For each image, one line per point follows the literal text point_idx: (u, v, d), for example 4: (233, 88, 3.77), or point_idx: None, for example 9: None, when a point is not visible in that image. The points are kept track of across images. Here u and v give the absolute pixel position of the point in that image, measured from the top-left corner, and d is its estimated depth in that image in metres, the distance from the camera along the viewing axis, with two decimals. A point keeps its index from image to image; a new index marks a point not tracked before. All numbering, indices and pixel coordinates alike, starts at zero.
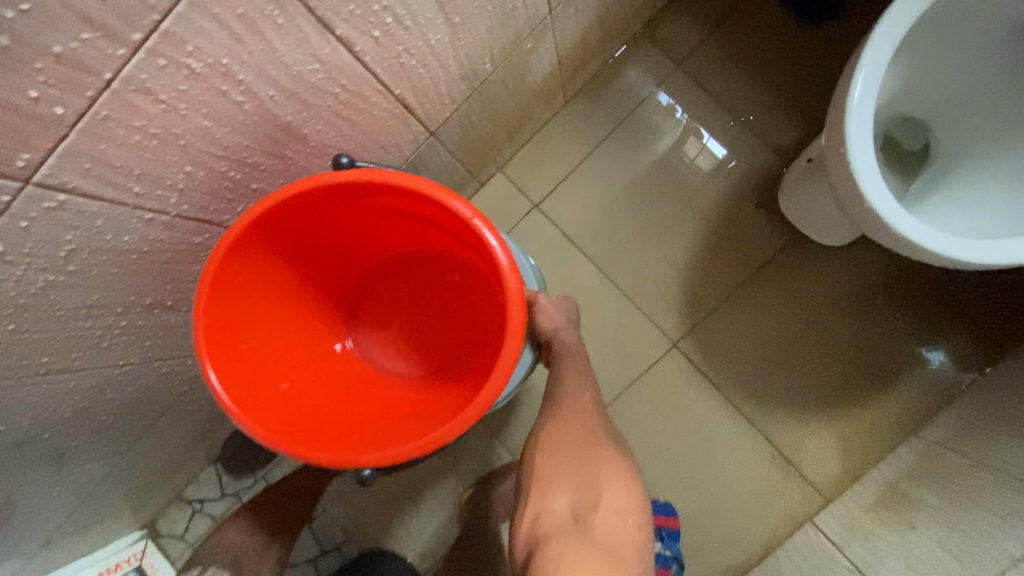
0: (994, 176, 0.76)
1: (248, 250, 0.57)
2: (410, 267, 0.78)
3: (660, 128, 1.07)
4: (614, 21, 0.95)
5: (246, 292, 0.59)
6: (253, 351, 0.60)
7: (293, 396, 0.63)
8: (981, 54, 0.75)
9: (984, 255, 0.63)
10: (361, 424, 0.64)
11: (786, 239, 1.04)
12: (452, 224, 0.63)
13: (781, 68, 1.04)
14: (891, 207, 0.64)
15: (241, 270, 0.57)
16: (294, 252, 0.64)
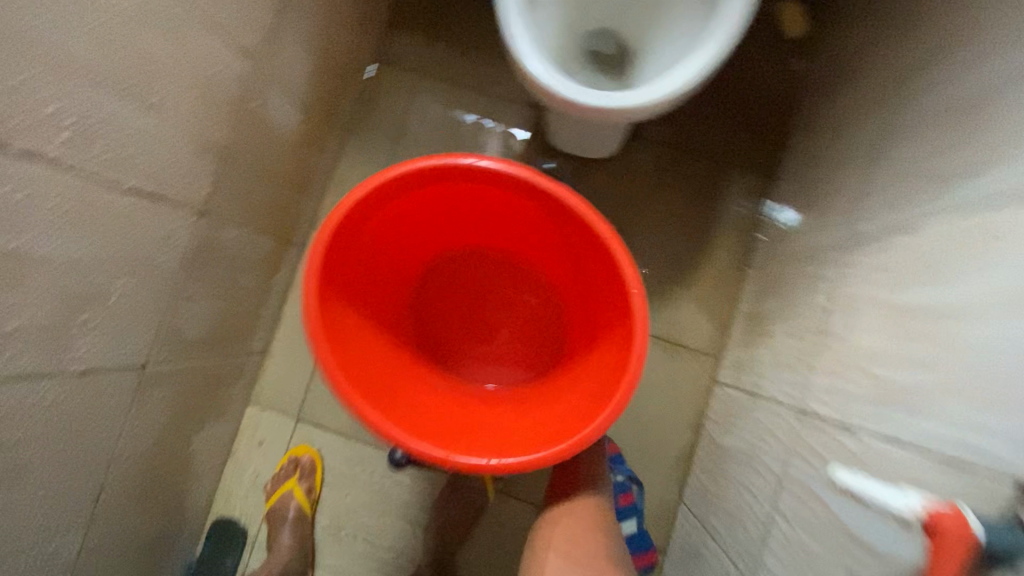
0: (665, 49, 0.91)
1: (341, 250, 0.74)
2: (544, 286, 0.93)
3: (433, 127, 1.15)
4: (341, 56, 1.04)
5: (339, 316, 0.76)
6: (353, 354, 0.76)
7: (369, 373, 0.78)
8: None
9: (670, 89, 0.75)
10: (431, 425, 0.78)
11: (576, 166, 1.15)
12: (579, 245, 0.79)
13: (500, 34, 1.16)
14: (566, 87, 0.76)
15: (347, 264, 0.76)
16: (355, 282, 0.80)
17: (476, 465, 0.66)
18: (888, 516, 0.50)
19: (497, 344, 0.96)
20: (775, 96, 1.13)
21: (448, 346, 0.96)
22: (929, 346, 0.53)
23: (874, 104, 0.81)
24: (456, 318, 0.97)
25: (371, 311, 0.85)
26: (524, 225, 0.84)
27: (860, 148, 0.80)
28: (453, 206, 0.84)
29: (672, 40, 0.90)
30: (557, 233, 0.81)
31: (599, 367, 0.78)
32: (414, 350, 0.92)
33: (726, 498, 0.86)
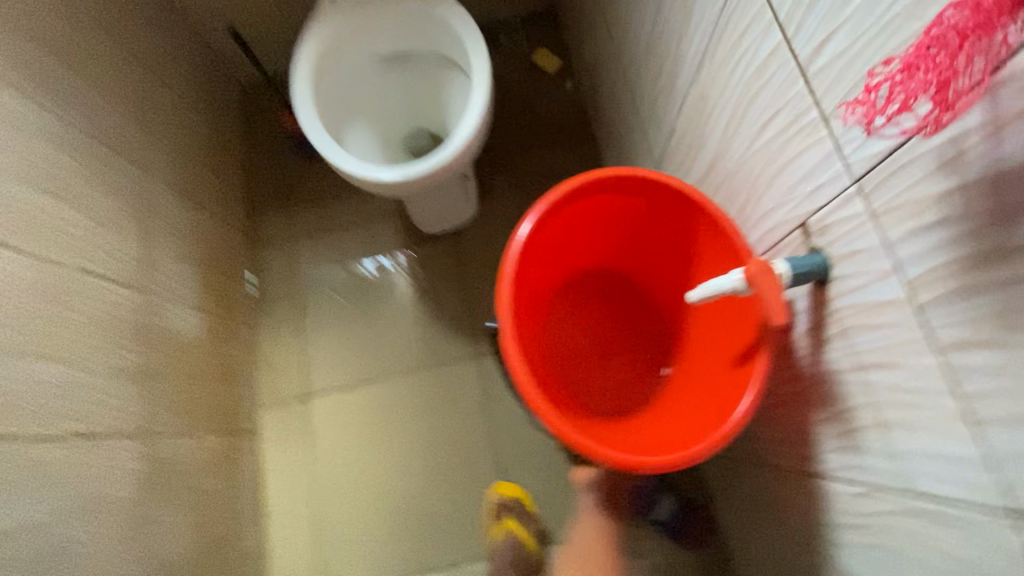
0: (456, 118, 1.07)
1: (555, 212, 0.62)
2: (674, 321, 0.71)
3: (326, 276, 1.28)
4: (217, 258, 1.16)
5: (552, 236, 0.66)
6: (526, 319, 0.65)
7: (532, 347, 0.65)
8: (387, 83, 1.08)
9: (464, 138, 0.93)
10: (573, 416, 0.63)
11: (452, 238, 1.27)
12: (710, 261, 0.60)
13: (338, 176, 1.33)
14: (390, 175, 0.93)
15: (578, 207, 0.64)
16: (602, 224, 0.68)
17: (558, 434, 0.54)
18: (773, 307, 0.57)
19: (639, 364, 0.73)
20: (563, 103, 1.32)
21: (620, 350, 0.74)
22: (721, 194, 0.67)
23: (618, 78, 1.02)
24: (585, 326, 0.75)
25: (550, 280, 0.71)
26: (676, 243, 0.65)
27: (628, 109, 1.00)
28: (643, 218, 0.66)
29: (457, 109, 1.06)
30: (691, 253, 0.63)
31: (722, 392, 0.57)
32: (563, 345, 0.73)
33: None
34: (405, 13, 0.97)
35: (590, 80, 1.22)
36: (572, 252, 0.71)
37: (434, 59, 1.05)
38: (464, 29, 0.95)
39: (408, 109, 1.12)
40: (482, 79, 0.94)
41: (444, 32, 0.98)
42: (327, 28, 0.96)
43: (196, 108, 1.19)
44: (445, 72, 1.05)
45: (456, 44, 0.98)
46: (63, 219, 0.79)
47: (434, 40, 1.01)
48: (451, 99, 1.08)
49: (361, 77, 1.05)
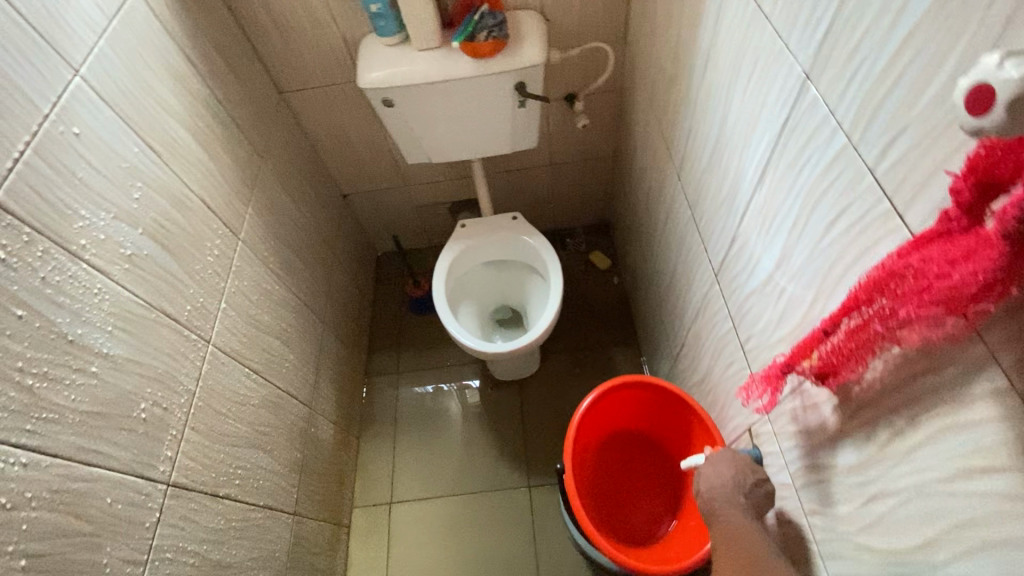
0: (535, 306, 1.52)
1: (606, 393, 0.97)
2: (677, 483, 0.99)
3: (406, 398, 1.67)
4: (347, 383, 1.58)
5: (602, 407, 0.99)
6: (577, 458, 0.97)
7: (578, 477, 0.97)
8: (491, 276, 1.56)
9: (544, 327, 1.35)
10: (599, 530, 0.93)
11: (517, 387, 1.65)
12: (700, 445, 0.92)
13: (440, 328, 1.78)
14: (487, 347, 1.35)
15: (622, 391, 0.98)
16: (636, 405, 1.01)
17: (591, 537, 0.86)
18: (768, 453, 0.78)
19: (649, 508, 1.00)
20: (612, 294, 1.77)
21: (636, 495, 1.02)
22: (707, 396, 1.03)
23: (652, 290, 1.45)
24: (614, 471, 1.04)
25: (596, 434, 1.03)
26: (683, 429, 0.97)
27: (657, 314, 1.41)
28: (663, 407, 0.98)
29: (537, 301, 1.51)
30: (691, 438, 0.95)
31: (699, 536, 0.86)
32: (597, 481, 1.03)
33: None
34: (513, 239, 1.47)
35: (632, 283, 1.67)
36: (615, 418, 1.03)
37: (524, 266, 1.53)
38: (551, 255, 1.43)
39: (502, 293, 1.59)
40: (558, 291, 1.38)
41: (536, 253, 1.46)
42: (460, 244, 1.46)
43: (353, 277, 1.70)
44: (532, 275, 1.53)
45: (542, 261, 1.46)
46: (285, 358, 1.23)
47: (528, 255, 1.49)
48: (533, 293, 1.54)
49: (476, 271, 1.53)
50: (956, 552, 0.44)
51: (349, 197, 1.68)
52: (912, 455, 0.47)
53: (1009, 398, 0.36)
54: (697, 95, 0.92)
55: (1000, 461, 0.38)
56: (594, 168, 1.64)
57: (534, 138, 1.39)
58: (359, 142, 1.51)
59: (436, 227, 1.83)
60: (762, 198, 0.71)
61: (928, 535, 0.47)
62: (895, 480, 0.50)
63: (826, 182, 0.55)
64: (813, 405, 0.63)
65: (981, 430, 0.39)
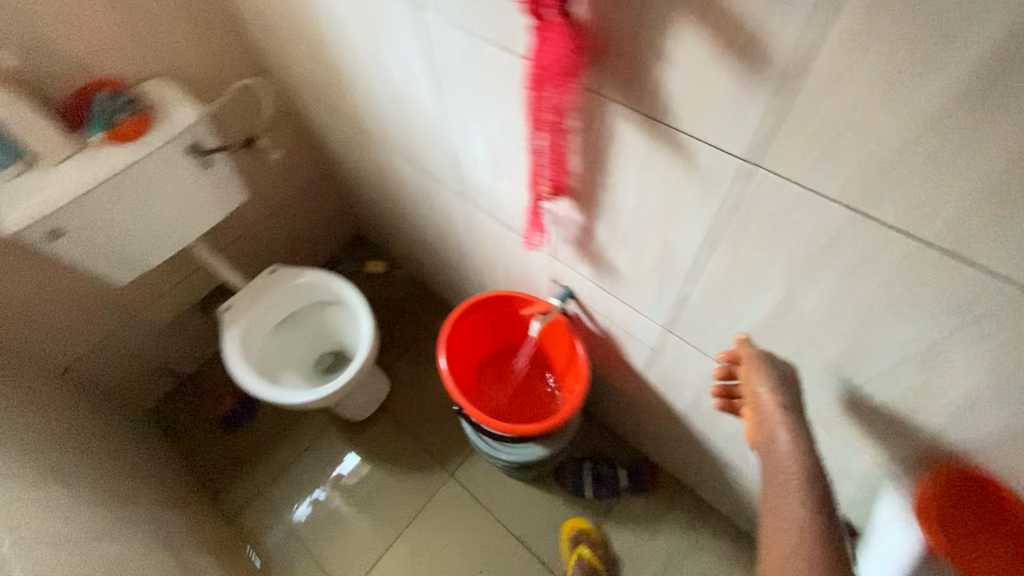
0: (346, 329, 1.53)
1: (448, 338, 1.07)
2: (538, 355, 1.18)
3: (290, 522, 1.50)
4: (219, 539, 1.37)
5: (453, 351, 1.09)
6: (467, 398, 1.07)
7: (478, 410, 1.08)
8: (288, 335, 1.50)
9: (370, 336, 1.37)
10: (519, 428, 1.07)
11: (383, 411, 1.65)
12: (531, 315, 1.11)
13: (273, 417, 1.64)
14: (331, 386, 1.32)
15: (456, 328, 1.09)
16: (473, 330, 1.14)
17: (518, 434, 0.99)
18: (571, 279, 1.00)
19: (536, 387, 1.18)
20: (402, 283, 1.87)
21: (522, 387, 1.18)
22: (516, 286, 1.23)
23: (429, 255, 1.60)
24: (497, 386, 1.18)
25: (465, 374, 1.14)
26: (515, 317, 1.14)
27: (446, 269, 1.57)
28: (491, 315, 1.13)
29: (344, 324, 1.52)
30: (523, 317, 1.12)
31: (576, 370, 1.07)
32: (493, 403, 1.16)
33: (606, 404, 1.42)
34: (284, 289, 1.44)
35: (411, 264, 1.79)
36: (467, 351, 1.15)
37: (313, 305, 1.51)
38: (327, 279, 1.45)
39: (310, 343, 1.56)
40: (355, 298, 1.42)
41: (313, 286, 1.46)
42: (236, 327, 1.37)
43: (141, 443, 1.43)
44: (323, 308, 1.53)
45: (323, 289, 1.47)
46: (128, 556, 1.01)
47: (308, 294, 1.48)
48: (337, 323, 1.54)
49: (271, 341, 1.46)
50: (671, 222, 0.69)
51: (71, 367, 1.38)
52: (622, 195, 0.71)
53: (627, 111, 0.59)
54: (351, 75, 1.05)
55: (648, 150, 0.62)
56: (313, 193, 1.68)
57: (241, 192, 1.36)
58: (44, 303, 1.25)
59: (195, 336, 1.64)
60: (442, 113, 0.88)
61: (660, 230, 0.71)
62: (627, 217, 0.74)
63: (470, 69, 0.73)
64: (567, 220, 0.85)
65: (632, 141, 0.62)
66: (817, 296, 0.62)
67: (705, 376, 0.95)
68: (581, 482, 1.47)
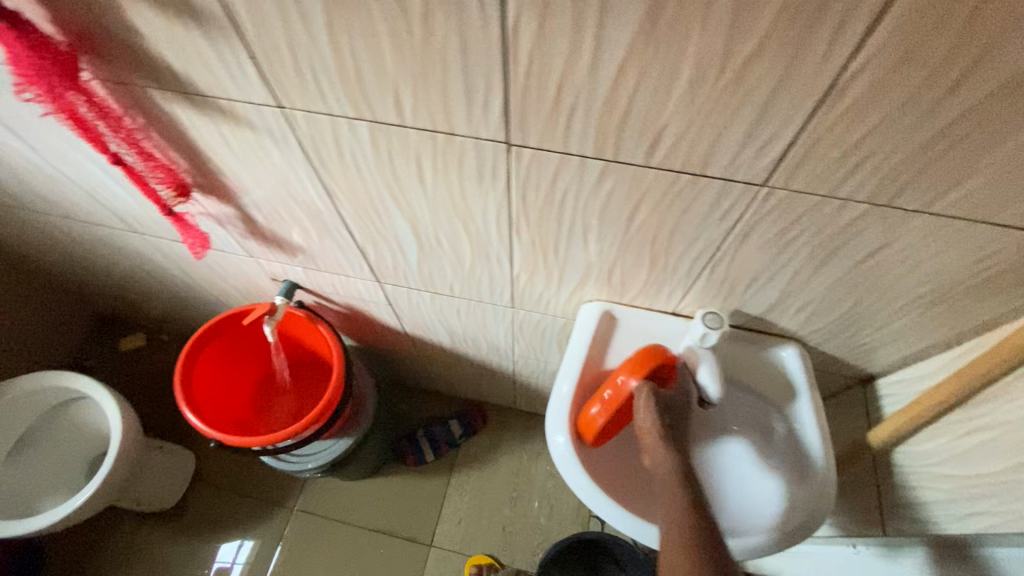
0: (103, 420, 1.35)
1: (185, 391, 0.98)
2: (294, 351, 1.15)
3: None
4: None
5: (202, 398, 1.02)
6: None
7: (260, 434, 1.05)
8: (33, 457, 1.29)
9: (116, 413, 1.21)
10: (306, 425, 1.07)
11: (198, 484, 1.51)
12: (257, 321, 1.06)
13: (72, 549, 1.42)
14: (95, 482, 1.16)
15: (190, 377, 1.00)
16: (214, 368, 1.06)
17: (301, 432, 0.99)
18: (281, 271, 1.00)
19: (310, 379, 1.17)
20: (173, 348, 1.69)
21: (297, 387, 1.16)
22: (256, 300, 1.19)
23: (175, 306, 1.46)
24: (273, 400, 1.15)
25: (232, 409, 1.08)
26: (246, 331, 1.08)
27: (197, 312, 1.45)
28: (221, 344, 1.06)
29: (96, 415, 1.34)
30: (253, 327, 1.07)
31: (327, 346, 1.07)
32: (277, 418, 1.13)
33: (409, 372, 1.46)
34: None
35: (169, 322, 1.63)
36: (221, 389, 1.08)
37: (46, 410, 1.30)
38: (40, 379, 1.24)
39: (70, 454, 1.35)
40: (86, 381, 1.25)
41: (31, 393, 1.25)
42: None
43: None
44: (63, 409, 1.32)
45: (47, 390, 1.27)
46: None
47: (32, 404, 1.27)
48: (89, 418, 1.35)
49: (10, 473, 1.24)
50: (294, 185, 0.71)
51: None
52: (233, 176, 0.72)
53: (162, 93, 0.59)
54: None
55: (212, 126, 0.63)
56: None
57: None
58: None
59: None
60: (34, 155, 0.79)
61: (292, 197, 0.74)
62: (261, 196, 0.75)
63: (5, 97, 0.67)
64: (223, 218, 0.83)
65: (195, 121, 0.62)
66: (422, 205, 0.69)
67: (438, 309, 1.03)
68: (421, 451, 1.50)
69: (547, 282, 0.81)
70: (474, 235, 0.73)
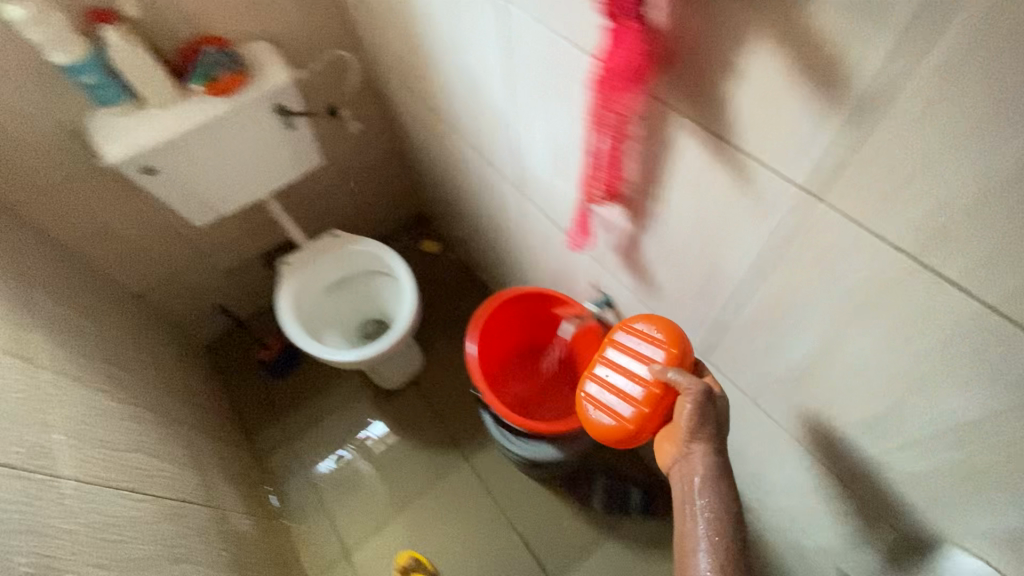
0: (390, 300, 1.60)
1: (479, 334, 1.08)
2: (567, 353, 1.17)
3: (315, 473, 1.58)
4: (244, 475, 1.46)
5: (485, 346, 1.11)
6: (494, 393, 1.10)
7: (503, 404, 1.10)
8: (339, 298, 1.59)
9: (411, 308, 1.40)
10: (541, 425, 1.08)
11: (412, 385, 1.71)
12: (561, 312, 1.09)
13: (316, 372, 1.74)
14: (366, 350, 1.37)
15: (488, 325, 1.10)
16: (505, 328, 1.15)
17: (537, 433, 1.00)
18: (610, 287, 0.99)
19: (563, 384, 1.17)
20: (453, 267, 1.90)
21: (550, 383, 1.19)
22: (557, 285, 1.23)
23: (481, 243, 1.63)
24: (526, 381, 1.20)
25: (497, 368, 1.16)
26: (546, 314, 1.13)
27: (494, 258, 1.60)
28: (521, 311, 1.13)
29: (388, 295, 1.59)
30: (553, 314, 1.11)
31: None
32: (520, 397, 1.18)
33: None
34: (342, 255, 1.52)
35: (464, 249, 1.84)
36: (498, 346, 1.17)
37: (365, 271, 1.58)
38: (377, 249, 1.51)
39: (357, 308, 1.65)
40: (402, 269, 1.46)
41: (367, 255, 1.53)
42: (292, 280, 1.46)
43: (191, 374, 1.56)
44: (374, 277, 1.59)
45: (375, 258, 1.53)
46: (161, 471, 1.11)
47: (361, 262, 1.55)
48: (384, 292, 1.61)
49: (323, 300, 1.55)
50: (720, 250, 0.67)
51: (145, 294, 1.53)
52: (670, 213, 0.70)
53: (689, 126, 0.58)
54: (434, 59, 1.08)
55: (703, 170, 0.60)
56: (381, 168, 1.76)
57: (316, 157, 1.44)
58: (133, 233, 1.39)
59: (256, 284, 1.76)
60: (512, 102, 0.88)
61: (705, 258, 0.70)
62: (675, 238, 0.73)
63: (543, 62, 0.73)
64: (611, 228, 0.84)
65: (690, 159, 0.61)
66: (858, 347, 0.59)
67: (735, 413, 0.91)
68: (591, 492, 1.45)
69: (934, 496, 0.64)
70: (896, 408, 0.60)
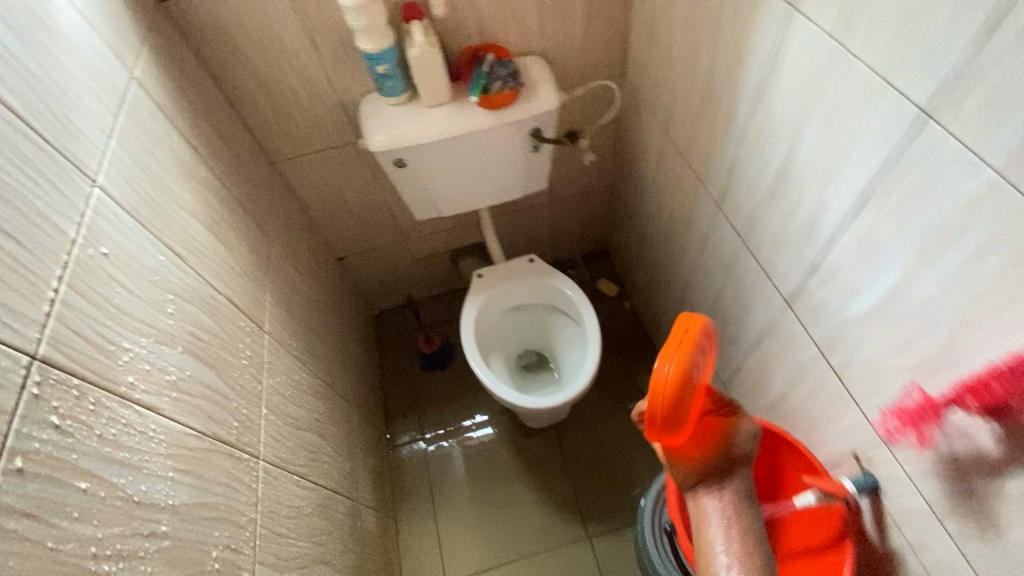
0: (563, 345, 1.50)
1: None
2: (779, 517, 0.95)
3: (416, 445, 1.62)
4: (377, 462, 1.47)
5: None
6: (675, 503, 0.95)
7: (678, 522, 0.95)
8: (515, 323, 1.53)
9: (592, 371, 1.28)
10: None
11: (552, 430, 1.61)
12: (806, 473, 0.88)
13: (463, 380, 1.71)
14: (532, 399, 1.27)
15: None
16: None
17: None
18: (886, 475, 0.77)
19: None
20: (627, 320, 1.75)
21: None
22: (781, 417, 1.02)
23: (677, 316, 1.46)
24: None
25: None
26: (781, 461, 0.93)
27: None
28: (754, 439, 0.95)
29: (564, 339, 1.49)
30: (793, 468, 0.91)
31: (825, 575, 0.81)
32: None
33: None
34: (535, 285, 1.45)
35: (647, 308, 1.68)
36: None
37: (550, 307, 1.50)
38: (574, 294, 1.41)
39: (526, 339, 1.57)
40: (594, 326, 1.35)
41: (559, 293, 1.44)
42: (480, 295, 1.42)
43: (359, 345, 1.61)
44: (556, 316, 1.50)
45: (567, 300, 1.44)
46: (324, 456, 1.12)
47: (551, 298, 1.47)
48: (559, 332, 1.51)
49: (500, 321, 1.50)
50: None
51: (346, 259, 1.59)
52: None
53: None
54: (734, 129, 0.92)
55: None
56: (591, 199, 1.66)
57: (544, 182, 1.37)
58: (357, 206, 1.44)
59: (435, 275, 1.77)
60: (865, 229, 0.68)
61: None
62: None
63: (987, 219, 0.52)
64: (966, 439, 0.61)
65: None
66: None
67: None
68: None
69: None
70: None
